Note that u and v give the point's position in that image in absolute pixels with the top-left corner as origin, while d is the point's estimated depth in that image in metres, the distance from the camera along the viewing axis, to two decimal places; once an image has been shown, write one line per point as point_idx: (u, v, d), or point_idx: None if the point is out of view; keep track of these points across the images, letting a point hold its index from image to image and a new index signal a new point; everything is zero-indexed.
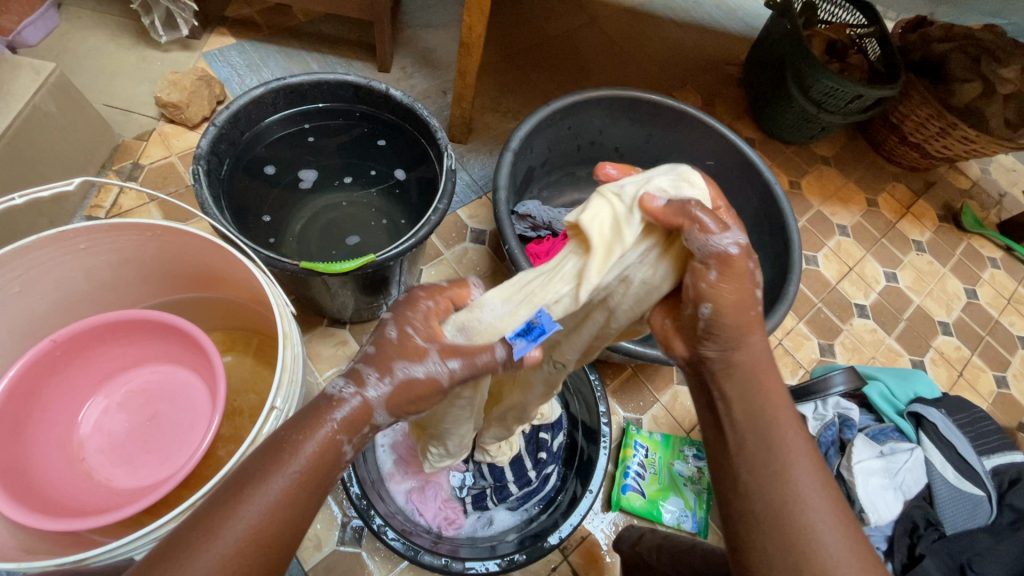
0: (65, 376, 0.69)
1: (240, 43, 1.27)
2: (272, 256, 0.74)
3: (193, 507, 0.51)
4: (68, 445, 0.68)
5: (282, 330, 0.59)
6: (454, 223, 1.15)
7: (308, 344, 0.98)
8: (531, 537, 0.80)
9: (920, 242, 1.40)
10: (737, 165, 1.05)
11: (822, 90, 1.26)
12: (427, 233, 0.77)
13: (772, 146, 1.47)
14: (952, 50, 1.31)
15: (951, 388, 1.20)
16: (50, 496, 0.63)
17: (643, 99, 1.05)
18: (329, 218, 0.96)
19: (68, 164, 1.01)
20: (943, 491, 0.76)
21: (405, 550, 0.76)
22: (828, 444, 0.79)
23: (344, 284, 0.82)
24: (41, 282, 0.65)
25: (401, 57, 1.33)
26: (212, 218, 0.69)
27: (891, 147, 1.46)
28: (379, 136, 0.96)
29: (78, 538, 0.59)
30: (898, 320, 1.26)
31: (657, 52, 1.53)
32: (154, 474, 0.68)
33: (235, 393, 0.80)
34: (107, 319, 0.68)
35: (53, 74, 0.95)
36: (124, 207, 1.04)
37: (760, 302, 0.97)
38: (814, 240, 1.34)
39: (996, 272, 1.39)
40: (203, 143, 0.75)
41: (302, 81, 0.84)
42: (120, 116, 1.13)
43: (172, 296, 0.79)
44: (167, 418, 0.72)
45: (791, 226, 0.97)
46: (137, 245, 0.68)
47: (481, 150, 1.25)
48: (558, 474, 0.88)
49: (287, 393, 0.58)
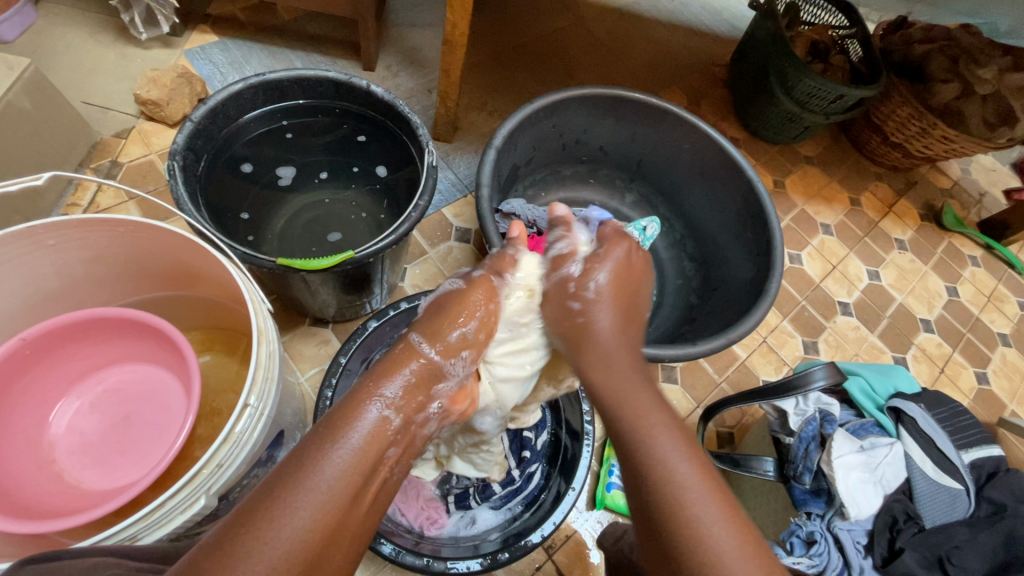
0: (35, 375, 0.67)
1: (223, 41, 1.26)
2: (249, 253, 0.73)
3: (163, 506, 0.50)
4: (39, 447, 0.67)
5: (256, 327, 0.58)
6: (439, 222, 1.14)
7: (290, 344, 0.97)
8: (514, 536, 0.79)
9: (902, 241, 1.41)
10: (721, 163, 1.06)
11: (806, 90, 1.27)
12: (407, 229, 0.77)
13: (757, 145, 1.48)
14: (932, 51, 1.33)
15: (933, 384, 1.21)
16: (18, 498, 0.62)
17: (625, 97, 1.06)
18: (311, 216, 0.96)
19: (45, 161, 1.00)
20: (922, 484, 0.76)
21: (389, 554, 0.74)
22: (809, 439, 0.77)
23: (324, 282, 0.81)
24: (11, 278, 0.64)
25: (386, 56, 1.33)
26: (187, 214, 0.68)
27: (874, 146, 1.47)
28: (360, 132, 0.95)
29: (49, 541, 0.58)
30: (881, 317, 1.27)
31: (642, 52, 1.54)
32: (128, 475, 0.66)
33: (213, 393, 0.79)
34: (80, 317, 0.67)
35: (29, 69, 0.93)
36: (102, 205, 1.02)
37: (743, 298, 0.97)
38: (798, 238, 1.35)
39: (977, 270, 1.41)
40: (178, 139, 0.74)
41: (281, 77, 0.83)
42: (98, 113, 1.12)
43: (149, 295, 0.78)
44: (142, 419, 0.71)
45: (774, 224, 0.97)
46: (110, 242, 0.67)
47: (466, 149, 1.25)
48: (542, 472, 0.86)
49: (261, 391, 0.57)
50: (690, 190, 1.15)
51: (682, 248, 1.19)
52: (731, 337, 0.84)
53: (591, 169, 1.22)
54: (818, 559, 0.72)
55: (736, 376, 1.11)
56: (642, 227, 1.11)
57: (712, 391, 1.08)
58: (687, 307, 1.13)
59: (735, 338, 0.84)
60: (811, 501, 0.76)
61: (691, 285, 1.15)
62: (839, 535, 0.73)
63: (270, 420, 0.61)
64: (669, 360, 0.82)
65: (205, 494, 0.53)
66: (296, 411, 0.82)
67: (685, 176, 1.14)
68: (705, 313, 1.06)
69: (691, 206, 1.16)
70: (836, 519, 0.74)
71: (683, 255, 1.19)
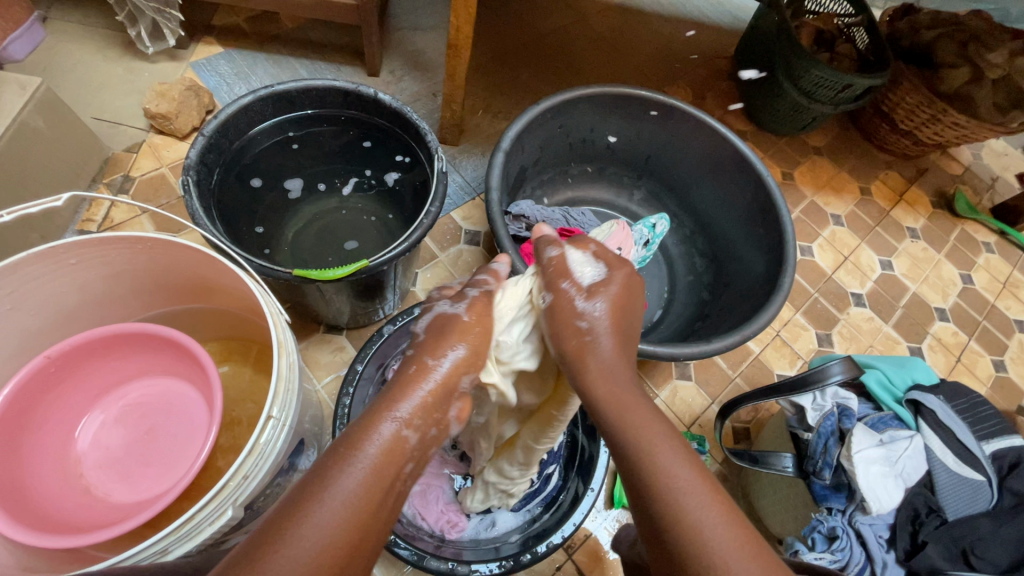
0: (61, 392, 0.68)
1: (228, 52, 1.27)
2: (265, 265, 0.74)
3: (192, 519, 0.51)
4: (66, 462, 0.69)
5: (276, 339, 0.58)
6: (448, 226, 1.14)
7: (305, 352, 0.98)
8: (535, 537, 0.79)
9: (914, 229, 1.40)
10: (729, 158, 1.05)
11: (812, 81, 1.26)
12: (420, 237, 0.77)
13: (763, 136, 1.47)
14: (940, 36, 1.31)
15: (949, 374, 1.20)
16: (49, 513, 0.63)
17: (631, 95, 1.05)
18: (322, 225, 0.96)
19: (59, 178, 1.01)
20: (943, 476, 0.76)
21: (411, 558, 0.75)
22: (828, 434, 0.78)
23: (339, 290, 0.82)
24: (35, 299, 0.65)
25: (390, 61, 1.33)
26: (203, 228, 0.69)
27: (882, 134, 1.46)
28: (366, 138, 0.95)
29: (82, 556, 0.59)
30: (895, 308, 1.26)
31: (646, 47, 1.53)
32: (154, 487, 0.68)
33: (233, 403, 0.80)
34: (101, 333, 0.68)
35: (40, 88, 0.94)
36: (116, 220, 1.03)
37: (756, 294, 0.97)
38: (808, 230, 1.34)
39: (991, 257, 1.40)
40: (192, 154, 0.75)
41: (289, 88, 0.84)
42: (109, 128, 1.13)
43: (168, 308, 0.79)
44: (166, 432, 0.72)
45: (785, 217, 0.97)
46: (130, 259, 0.68)
47: (473, 151, 1.25)
48: (560, 474, 0.88)
49: (284, 402, 0.58)
50: (698, 185, 1.14)
51: (692, 243, 1.19)
52: (745, 334, 0.84)
53: (599, 167, 1.22)
54: (840, 554, 0.71)
55: (750, 371, 1.11)
56: (652, 224, 1.13)
57: (725, 387, 1.08)
58: (698, 304, 1.12)
59: (749, 335, 0.84)
60: (832, 496, 0.76)
61: (703, 281, 1.15)
62: (861, 529, 0.73)
63: (292, 429, 0.62)
64: (683, 359, 0.82)
65: (232, 506, 0.53)
66: (314, 419, 0.82)
67: (694, 172, 1.14)
68: (718, 310, 1.06)
69: (701, 201, 1.16)
70: (858, 514, 0.74)
71: (693, 251, 1.19)
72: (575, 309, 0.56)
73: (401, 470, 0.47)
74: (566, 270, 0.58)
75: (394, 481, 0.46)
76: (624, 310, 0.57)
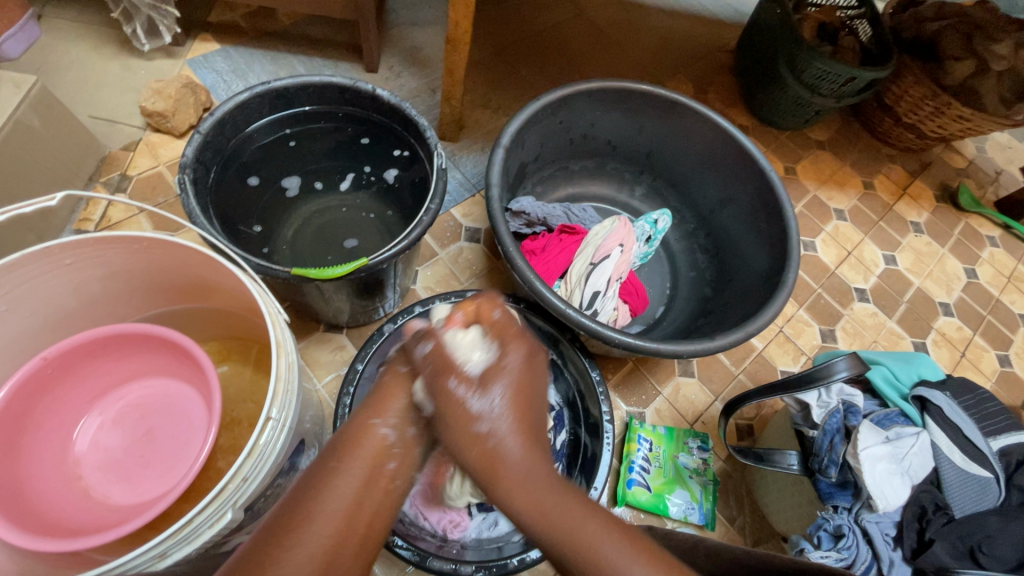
0: (58, 393, 0.68)
1: (225, 49, 1.26)
2: (263, 264, 0.73)
3: (190, 523, 0.50)
4: (64, 464, 0.68)
5: (275, 339, 0.57)
6: (448, 223, 1.13)
7: (305, 351, 0.97)
8: (538, 537, 0.79)
9: (918, 223, 1.39)
10: (732, 153, 1.04)
11: (815, 74, 1.25)
12: (420, 234, 0.76)
13: (765, 131, 1.46)
14: (945, 28, 1.29)
15: (954, 369, 1.19)
16: (48, 516, 0.62)
17: (632, 89, 1.04)
18: (321, 223, 0.95)
19: (55, 178, 1.00)
20: (950, 472, 0.75)
21: (413, 559, 0.75)
22: (834, 431, 0.77)
23: (339, 289, 0.81)
24: (32, 299, 0.64)
25: (388, 56, 1.32)
26: (200, 227, 0.68)
27: (886, 128, 1.44)
28: (364, 134, 0.94)
29: (81, 559, 0.59)
30: (899, 303, 1.25)
31: (647, 41, 1.52)
32: (153, 489, 0.67)
33: (232, 404, 0.79)
34: (98, 334, 0.67)
35: (35, 87, 0.93)
36: (113, 219, 1.02)
37: (760, 290, 0.96)
38: (811, 225, 1.33)
39: (996, 251, 1.39)
40: (188, 152, 0.74)
41: (286, 84, 0.83)
42: (105, 127, 1.12)
43: (167, 308, 0.78)
44: (165, 433, 0.71)
45: (788, 211, 0.96)
46: (126, 258, 0.67)
47: (473, 147, 1.24)
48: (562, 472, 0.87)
49: (283, 403, 0.57)
50: (700, 180, 1.13)
51: (694, 239, 1.18)
52: (749, 330, 0.83)
53: (600, 163, 1.21)
54: (846, 552, 0.71)
55: (754, 367, 1.10)
56: (654, 220, 1.12)
57: (729, 383, 1.07)
58: (701, 300, 1.11)
59: (753, 332, 0.83)
60: (838, 494, 0.75)
61: (705, 277, 1.14)
62: (868, 528, 0.72)
63: (292, 430, 0.61)
64: (687, 355, 0.81)
65: (231, 509, 0.53)
66: (315, 418, 0.81)
67: (696, 167, 1.12)
68: (721, 306, 1.05)
69: (703, 197, 1.15)
70: (864, 512, 0.73)
71: (695, 247, 1.18)
72: (469, 411, 0.49)
73: (384, 467, 0.48)
74: (449, 363, 0.50)
75: (372, 478, 0.47)
76: (529, 392, 0.51)
